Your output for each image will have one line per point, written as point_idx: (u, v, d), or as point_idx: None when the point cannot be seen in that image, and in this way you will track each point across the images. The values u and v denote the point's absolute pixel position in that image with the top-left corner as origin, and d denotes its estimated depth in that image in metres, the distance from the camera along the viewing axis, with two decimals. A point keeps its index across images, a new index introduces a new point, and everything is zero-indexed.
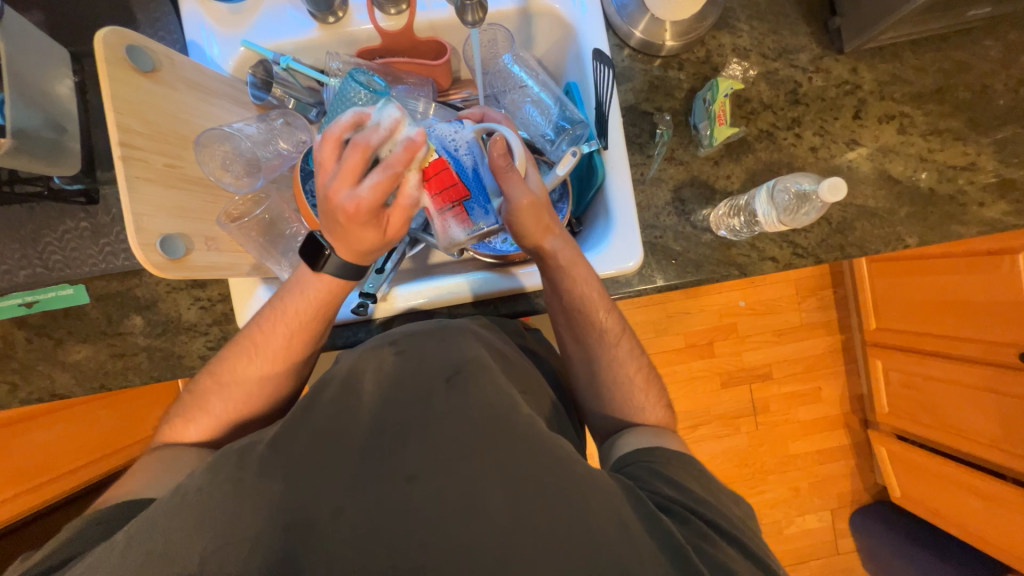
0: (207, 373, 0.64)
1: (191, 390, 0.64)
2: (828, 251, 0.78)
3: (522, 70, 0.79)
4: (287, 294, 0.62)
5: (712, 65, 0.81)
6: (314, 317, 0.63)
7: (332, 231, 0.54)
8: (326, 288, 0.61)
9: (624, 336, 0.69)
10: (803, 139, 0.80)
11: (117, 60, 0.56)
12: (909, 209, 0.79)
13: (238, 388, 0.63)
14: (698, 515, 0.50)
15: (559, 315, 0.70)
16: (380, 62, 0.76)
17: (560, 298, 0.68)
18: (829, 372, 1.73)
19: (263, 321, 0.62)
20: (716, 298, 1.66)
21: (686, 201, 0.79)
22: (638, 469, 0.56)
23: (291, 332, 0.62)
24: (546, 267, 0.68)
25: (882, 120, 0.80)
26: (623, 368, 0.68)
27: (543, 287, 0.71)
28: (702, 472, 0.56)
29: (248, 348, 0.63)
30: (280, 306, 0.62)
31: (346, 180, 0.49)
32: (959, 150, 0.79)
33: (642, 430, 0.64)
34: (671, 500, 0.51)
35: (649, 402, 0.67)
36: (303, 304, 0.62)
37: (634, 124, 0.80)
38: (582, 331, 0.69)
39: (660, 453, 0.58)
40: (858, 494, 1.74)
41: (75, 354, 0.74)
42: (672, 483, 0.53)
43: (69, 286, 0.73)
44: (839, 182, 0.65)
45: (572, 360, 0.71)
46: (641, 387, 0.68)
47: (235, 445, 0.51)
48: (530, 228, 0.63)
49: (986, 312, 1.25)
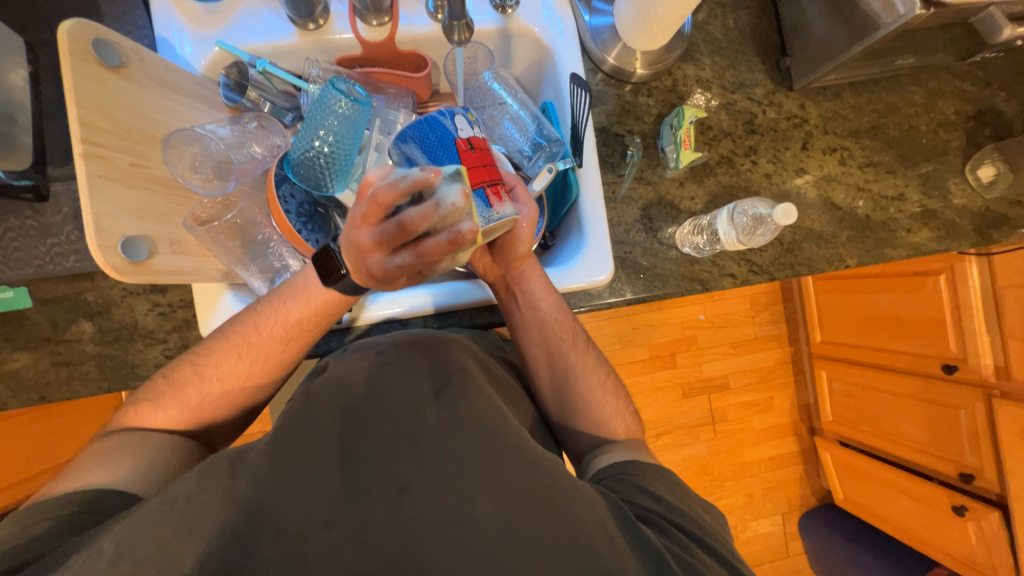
0: (178, 366, 0.60)
1: (166, 376, 0.60)
2: (780, 269, 0.85)
3: (502, 88, 0.83)
4: (290, 299, 0.61)
5: (678, 94, 0.86)
6: (317, 325, 0.62)
7: (354, 266, 0.53)
8: (334, 299, 0.61)
9: (590, 349, 0.73)
10: (758, 166, 0.87)
11: (82, 54, 0.53)
12: (849, 233, 0.87)
13: (220, 381, 0.60)
14: (674, 525, 0.53)
15: (530, 330, 0.72)
16: (360, 71, 0.76)
17: (533, 313, 0.71)
18: (780, 382, 1.84)
19: (258, 321, 0.61)
20: (678, 311, 1.74)
21: (654, 219, 0.83)
22: (617, 482, 0.58)
23: (290, 337, 0.61)
24: (522, 280, 0.71)
25: (825, 152, 0.89)
26: (593, 375, 0.71)
27: (510, 304, 0.73)
28: (676, 483, 0.59)
29: (238, 346, 0.60)
30: (282, 309, 0.61)
31: (381, 251, 0.49)
32: (890, 181, 0.89)
33: (618, 444, 0.66)
34: (649, 511, 0.54)
35: (620, 409, 0.70)
36: (308, 311, 0.61)
37: (607, 144, 0.84)
38: (553, 341, 0.71)
39: (636, 465, 0.61)
40: (806, 498, 1.85)
41: (12, 363, 0.68)
42: (651, 495, 0.56)
43: (9, 289, 0.67)
44: (790, 207, 0.71)
45: (542, 373, 0.73)
46: (610, 391, 0.72)
47: (223, 453, 0.50)
48: (520, 248, 0.69)
49: (915, 328, 1.38)
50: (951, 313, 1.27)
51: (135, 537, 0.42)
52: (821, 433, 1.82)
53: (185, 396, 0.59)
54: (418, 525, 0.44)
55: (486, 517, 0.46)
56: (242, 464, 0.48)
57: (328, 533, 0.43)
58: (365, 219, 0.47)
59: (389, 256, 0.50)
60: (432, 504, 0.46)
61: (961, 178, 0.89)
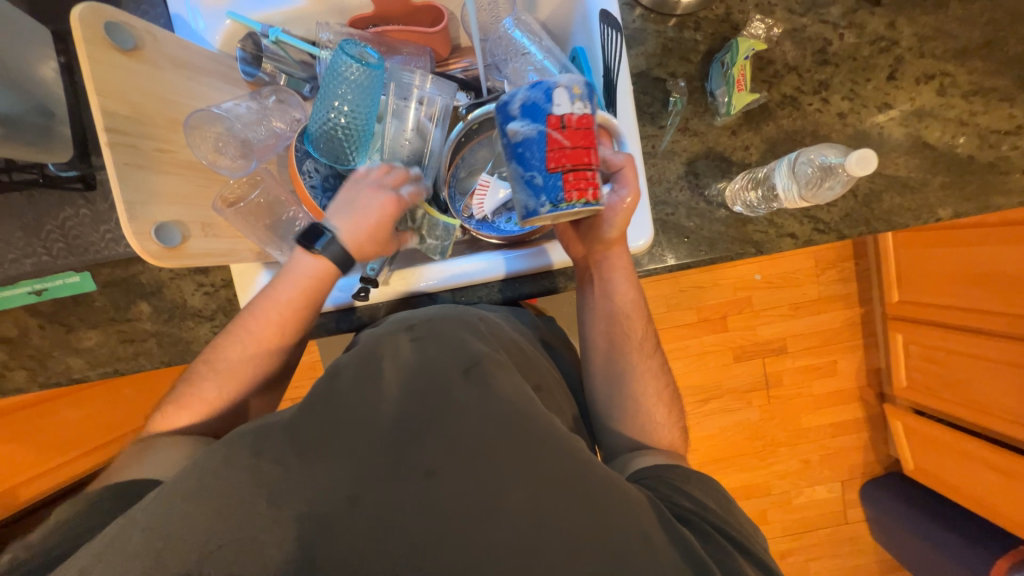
0: (200, 362, 0.63)
1: (184, 377, 0.63)
2: (852, 226, 0.74)
3: (524, 36, 0.74)
4: (280, 282, 0.63)
5: (732, 24, 0.74)
6: (305, 303, 0.63)
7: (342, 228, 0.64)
8: (319, 272, 0.63)
9: (656, 353, 0.69)
10: (830, 104, 0.74)
11: (96, 39, 0.53)
12: (944, 178, 0.73)
13: (234, 377, 0.62)
14: (719, 531, 0.50)
15: (599, 320, 0.69)
16: (374, 31, 0.71)
17: (608, 303, 0.68)
18: (847, 346, 1.69)
19: (256, 308, 0.63)
20: (731, 272, 1.62)
21: (700, 174, 0.74)
22: (658, 482, 0.55)
23: (286, 316, 0.63)
24: (603, 266, 0.68)
25: (919, 81, 0.73)
26: (649, 381, 0.67)
27: (583, 288, 0.71)
28: (719, 491, 0.56)
29: (240, 336, 0.62)
30: (272, 291, 0.63)
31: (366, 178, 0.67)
32: (1005, 112, 0.73)
33: (660, 449, 0.61)
34: (691, 513, 0.51)
35: (669, 423, 0.65)
36: (296, 292, 0.63)
37: (645, 92, 0.75)
38: (618, 335, 0.68)
39: (680, 470, 0.57)
40: (871, 467, 1.74)
41: (86, 340, 0.75)
42: (693, 499, 0.53)
43: (75, 273, 0.73)
44: (870, 153, 0.60)
45: (597, 365, 0.69)
46: (665, 402, 0.66)
47: (251, 425, 0.52)
48: (617, 229, 0.65)
49: (1015, 283, 1.19)
50: None
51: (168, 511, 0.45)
52: (892, 400, 1.68)
53: (213, 394, 0.61)
54: (444, 506, 0.45)
55: (509, 498, 0.45)
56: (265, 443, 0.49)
57: (355, 511, 0.45)
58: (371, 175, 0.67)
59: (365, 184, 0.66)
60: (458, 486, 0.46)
61: None
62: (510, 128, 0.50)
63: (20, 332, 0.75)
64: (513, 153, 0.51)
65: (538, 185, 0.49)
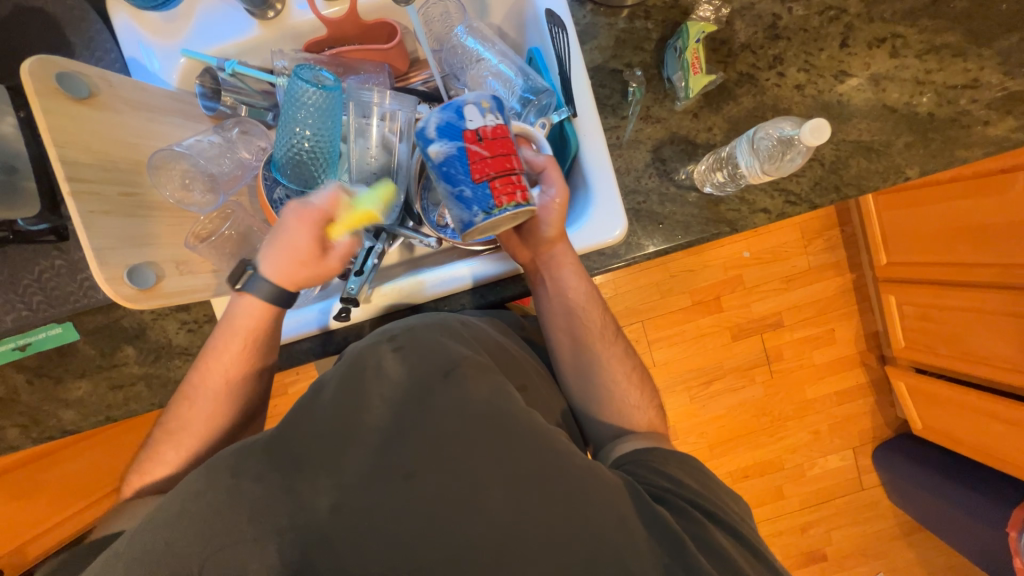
0: (160, 424, 0.64)
1: (150, 441, 0.64)
2: (823, 195, 0.74)
3: (478, 42, 0.75)
4: (219, 332, 0.65)
5: (682, 9, 0.75)
6: (262, 326, 0.65)
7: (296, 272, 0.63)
8: (252, 315, 0.64)
9: (618, 338, 0.71)
10: (787, 77, 0.75)
11: (49, 91, 0.53)
12: (908, 138, 0.74)
13: (196, 427, 0.63)
14: (697, 508, 0.51)
15: (557, 318, 0.70)
16: (330, 54, 0.72)
17: (561, 301, 0.69)
18: (842, 313, 1.69)
19: (204, 363, 0.64)
20: (718, 253, 1.62)
21: (668, 160, 0.75)
22: (638, 467, 0.57)
23: (231, 360, 0.64)
24: (550, 266, 0.69)
25: (872, 45, 0.74)
26: (617, 366, 0.69)
27: (535, 289, 0.71)
28: (699, 467, 0.57)
29: (193, 391, 0.64)
30: (213, 343, 0.64)
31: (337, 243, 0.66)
32: (959, 67, 0.73)
33: (638, 433, 0.64)
34: (667, 492, 0.53)
35: (644, 403, 0.68)
36: (234, 337, 0.64)
37: (604, 85, 0.75)
38: (579, 329, 0.70)
39: (658, 451, 0.58)
40: (879, 430, 1.75)
41: (76, 390, 0.75)
42: (672, 479, 0.54)
43: (57, 325, 0.73)
44: (821, 123, 0.61)
45: (565, 361, 0.70)
46: (635, 384, 0.69)
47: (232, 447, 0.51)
48: (554, 228, 0.66)
49: (997, 233, 1.20)
50: None
51: None
52: (893, 361, 1.69)
53: (184, 445, 0.62)
54: (435, 511, 0.46)
55: (496, 498, 0.47)
56: None
57: (348, 528, 0.46)
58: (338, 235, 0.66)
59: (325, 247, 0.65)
60: (445, 494, 0.47)
61: None
62: (430, 150, 0.52)
63: (9, 389, 0.75)
64: (439, 174, 0.53)
65: (469, 198, 0.51)
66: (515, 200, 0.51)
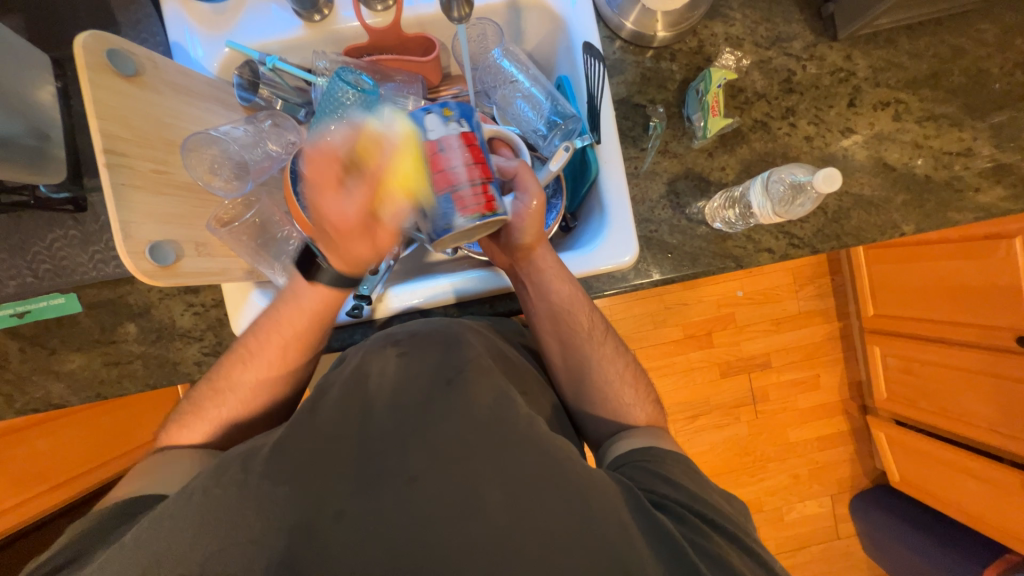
0: (204, 383, 0.65)
1: (189, 399, 0.65)
2: (824, 241, 0.78)
3: (512, 65, 0.78)
4: (280, 304, 0.64)
5: (705, 55, 0.80)
6: (309, 325, 0.66)
7: (325, 243, 0.60)
8: (320, 296, 0.64)
9: (608, 335, 0.71)
10: (797, 128, 0.79)
11: (98, 65, 0.55)
12: (905, 196, 0.79)
13: (235, 397, 0.64)
14: (693, 512, 0.52)
15: (544, 322, 0.69)
16: (368, 60, 0.74)
17: (546, 304, 0.68)
18: (829, 360, 1.73)
19: (258, 330, 0.65)
20: (714, 289, 1.66)
21: (681, 194, 0.78)
22: (634, 469, 0.58)
23: (288, 335, 0.65)
24: (530, 272, 0.68)
25: (877, 108, 0.80)
26: (609, 366, 0.69)
27: (520, 289, 0.71)
28: (694, 469, 0.58)
29: (243, 356, 0.65)
30: (274, 314, 0.65)
31: (329, 189, 0.56)
32: (955, 135, 0.79)
33: (638, 430, 0.65)
34: (667, 497, 0.53)
35: (639, 406, 0.68)
36: (300, 313, 0.64)
37: (627, 117, 0.79)
38: (567, 333, 0.69)
39: (654, 452, 0.59)
40: (858, 479, 1.76)
41: (69, 363, 0.73)
42: (668, 481, 0.55)
43: (61, 294, 0.72)
44: (834, 172, 0.64)
45: (557, 363, 0.71)
46: (630, 382, 0.69)
47: (236, 451, 0.53)
48: (530, 230, 0.65)
49: (981, 297, 1.25)
50: None
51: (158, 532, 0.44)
52: (874, 412, 1.71)
53: (211, 420, 0.63)
54: (435, 516, 0.46)
55: (497, 505, 0.47)
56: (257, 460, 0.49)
57: (347, 523, 0.46)
58: (326, 183, 0.56)
59: (341, 195, 0.57)
60: (449, 498, 0.47)
61: None
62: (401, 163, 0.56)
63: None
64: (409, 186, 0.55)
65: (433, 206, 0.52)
66: (466, 211, 0.51)
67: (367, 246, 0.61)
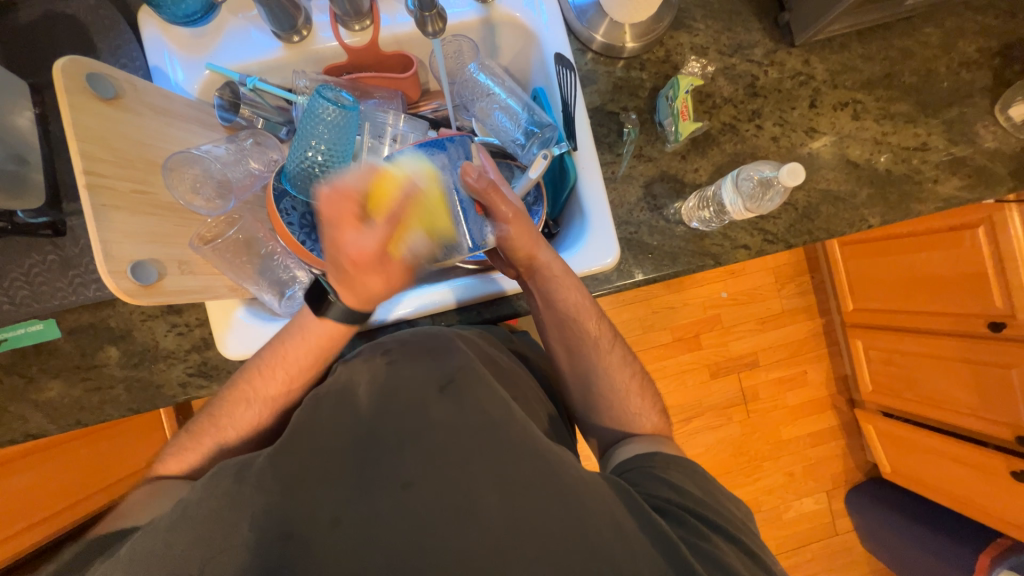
0: (203, 413, 0.65)
1: (185, 427, 0.65)
2: (797, 236, 0.81)
3: (489, 78, 0.81)
4: (287, 337, 0.63)
5: (673, 64, 0.83)
6: (313, 359, 0.65)
7: (340, 279, 0.58)
8: (328, 332, 0.63)
9: (616, 343, 0.71)
10: (764, 130, 0.83)
11: (78, 89, 0.55)
12: (869, 190, 0.83)
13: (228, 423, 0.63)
14: (696, 515, 0.53)
15: (550, 328, 0.70)
16: (347, 78, 0.76)
17: (552, 311, 0.68)
18: (814, 355, 1.77)
19: (261, 364, 0.63)
20: (699, 290, 1.69)
21: (658, 196, 0.81)
22: (638, 474, 0.59)
23: (290, 368, 0.64)
24: (539, 280, 0.67)
25: (836, 108, 0.84)
26: (614, 375, 0.69)
27: (524, 291, 0.71)
28: (701, 476, 0.59)
29: (245, 392, 0.63)
30: (281, 348, 0.63)
31: (352, 229, 0.53)
32: (911, 131, 0.83)
33: (640, 438, 0.66)
34: (669, 502, 0.54)
35: (631, 404, 0.69)
36: (304, 347, 0.64)
37: (601, 124, 0.82)
38: (574, 341, 0.69)
39: (658, 458, 0.61)
40: (851, 473, 1.78)
41: (48, 391, 0.72)
42: (672, 487, 0.56)
43: (39, 321, 0.71)
44: (796, 166, 0.67)
45: (563, 368, 0.72)
46: (636, 391, 0.70)
47: (228, 463, 0.52)
48: (521, 243, 0.62)
49: (953, 287, 1.30)
50: (994, 266, 1.18)
51: (143, 554, 0.44)
52: (861, 404, 1.74)
53: (202, 443, 0.62)
54: (426, 523, 0.46)
55: (489, 509, 0.47)
56: (246, 475, 0.49)
57: (338, 537, 0.45)
58: (348, 224, 0.52)
59: (359, 232, 0.54)
60: (440, 504, 0.47)
61: (989, 120, 0.83)
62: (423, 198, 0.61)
63: None
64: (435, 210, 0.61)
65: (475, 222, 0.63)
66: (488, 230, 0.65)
67: (379, 280, 0.58)
